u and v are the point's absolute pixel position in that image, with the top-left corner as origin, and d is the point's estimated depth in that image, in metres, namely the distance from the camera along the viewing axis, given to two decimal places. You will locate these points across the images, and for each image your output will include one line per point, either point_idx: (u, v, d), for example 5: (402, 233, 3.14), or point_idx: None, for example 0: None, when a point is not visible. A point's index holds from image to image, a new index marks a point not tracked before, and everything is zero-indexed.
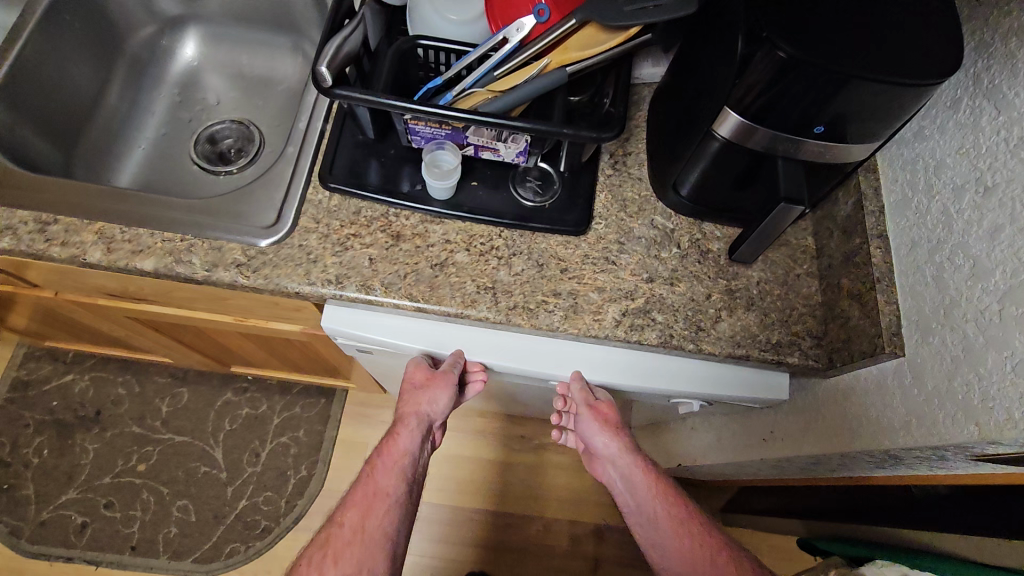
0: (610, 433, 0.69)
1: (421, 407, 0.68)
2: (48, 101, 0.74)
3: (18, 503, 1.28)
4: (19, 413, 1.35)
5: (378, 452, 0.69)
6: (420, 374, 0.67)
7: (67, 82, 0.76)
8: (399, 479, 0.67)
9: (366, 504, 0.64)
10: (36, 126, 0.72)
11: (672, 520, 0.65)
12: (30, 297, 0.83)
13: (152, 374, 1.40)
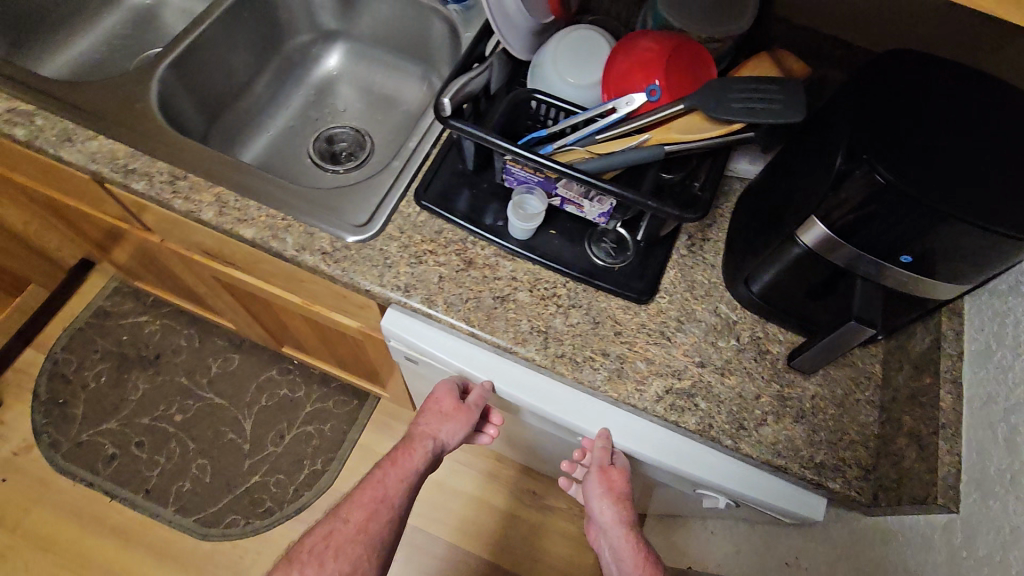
0: (613, 501, 0.65)
1: (442, 434, 0.69)
2: (208, 78, 0.84)
3: (65, 420, 1.37)
4: (92, 338, 1.47)
5: (386, 461, 0.71)
6: (449, 402, 0.69)
7: (227, 66, 0.87)
8: (403, 491, 0.69)
9: (372, 508, 0.67)
10: (192, 96, 0.82)
11: None
12: (139, 238, 0.93)
13: (213, 335, 1.50)
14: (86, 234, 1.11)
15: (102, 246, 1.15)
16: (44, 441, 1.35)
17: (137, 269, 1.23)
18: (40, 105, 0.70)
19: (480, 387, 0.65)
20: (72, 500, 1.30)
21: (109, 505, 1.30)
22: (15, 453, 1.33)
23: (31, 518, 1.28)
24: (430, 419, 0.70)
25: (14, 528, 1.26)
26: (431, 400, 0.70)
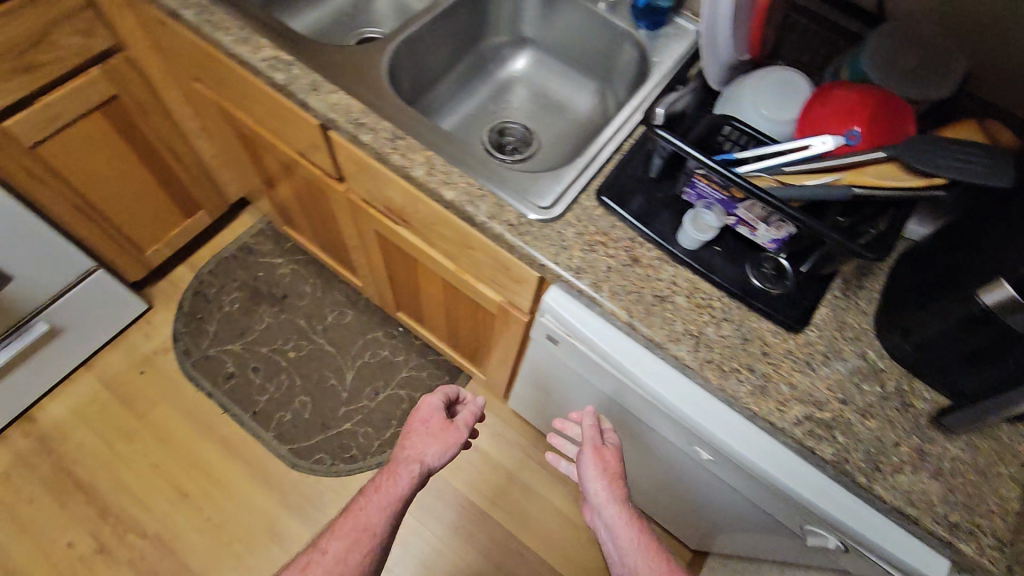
0: (611, 480, 0.79)
1: (427, 453, 0.82)
2: (421, 59, 0.95)
3: (198, 333, 1.54)
4: (234, 268, 1.65)
5: (374, 486, 0.81)
6: (438, 423, 0.85)
7: (437, 52, 0.98)
8: (386, 517, 0.78)
9: (354, 538, 0.76)
10: (406, 73, 0.94)
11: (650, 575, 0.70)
12: (321, 185, 1.05)
13: (335, 289, 1.64)
14: (270, 176, 1.27)
15: (279, 189, 1.30)
16: (178, 347, 1.52)
17: (297, 216, 1.38)
18: (298, 57, 0.82)
19: (473, 405, 0.88)
20: (190, 405, 1.45)
21: (219, 417, 1.44)
22: (153, 352, 1.51)
23: (155, 411, 1.44)
24: (415, 441, 0.83)
25: (140, 416, 1.43)
26: (422, 424, 0.86)
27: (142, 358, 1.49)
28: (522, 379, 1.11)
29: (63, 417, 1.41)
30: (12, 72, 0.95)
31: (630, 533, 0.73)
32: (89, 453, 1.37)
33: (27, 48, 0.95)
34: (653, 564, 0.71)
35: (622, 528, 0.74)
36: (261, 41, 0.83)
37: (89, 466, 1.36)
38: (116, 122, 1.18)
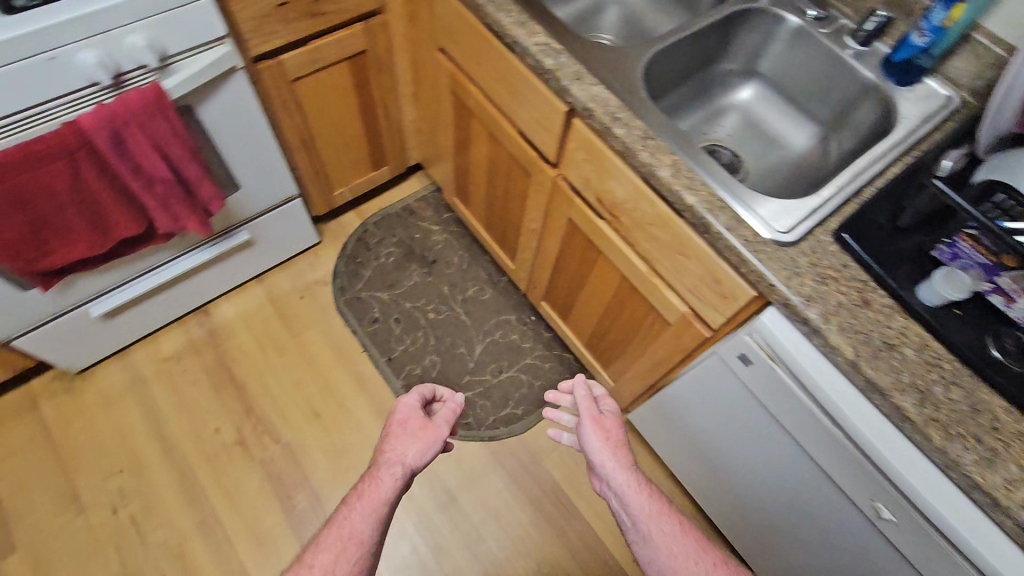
0: (614, 445, 0.86)
1: (410, 455, 0.80)
2: (664, 70, 1.00)
3: (354, 275, 1.68)
4: (395, 225, 1.77)
5: (355, 496, 0.78)
6: (417, 422, 0.84)
7: (677, 66, 1.02)
8: (371, 523, 0.75)
9: (340, 548, 0.73)
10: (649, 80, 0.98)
11: (664, 532, 0.78)
12: (529, 166, 1.12)
13: (480, 266, 1.73)
14: (468, 149, 1.36)
15: (470, 162, 1.39)
16: (335, 283, 1.66)
17: (475, 191, 1.48)
18: (566, 47, 0.89)
19: (451, 408, 0.88)
20: (336, 337, 1.58)
21: (358, 355, 1.56)
22: (314, 282, 1.66)
23: (306, 334, 1.58)
24: (397, 442, 0.82)
25: (293, 335, 1.57)
26: (399, 424, 0.84)
27: (304, 285, 1.65)
28: (670, 388, 1.12)
29: (232, 318, 1.58)
30: (303, 16, 1.09)
31: (641, 496, 0.81)
32: (247, 356, 1.53)
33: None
34: (665, 522, 0.79)
35: (633, 492, 0.81)
36: (536, 27, 0.90)
37: (245, 367, 1.52)
38: (355, 74, 1.32)
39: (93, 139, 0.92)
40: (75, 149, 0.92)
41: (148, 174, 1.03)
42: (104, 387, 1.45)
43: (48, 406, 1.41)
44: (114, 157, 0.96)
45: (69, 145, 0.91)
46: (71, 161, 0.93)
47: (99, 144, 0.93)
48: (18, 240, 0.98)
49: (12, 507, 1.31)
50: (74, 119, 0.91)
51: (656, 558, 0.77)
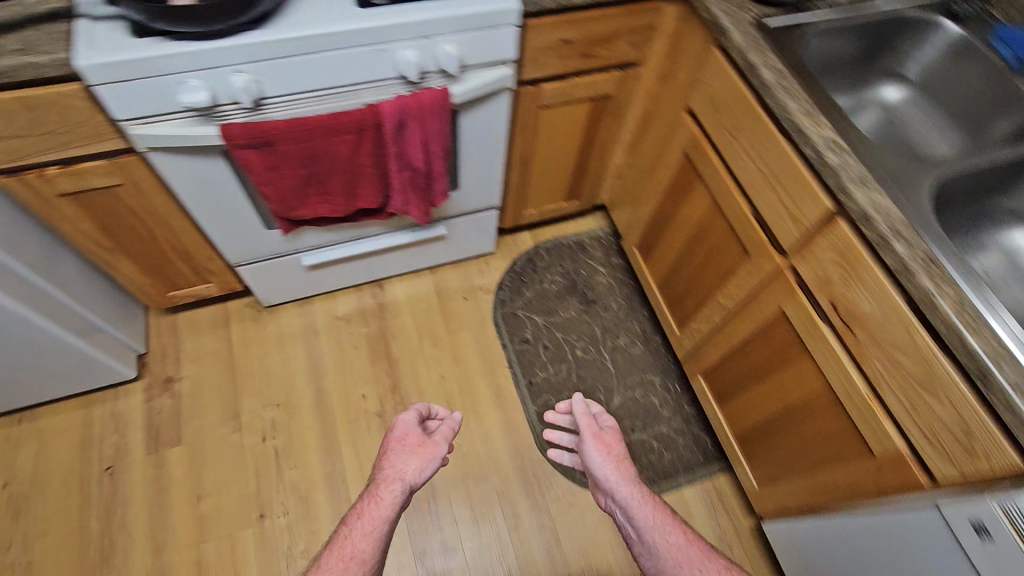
0: (614, 461, 0.92)
1: (408, 471, 0.88)
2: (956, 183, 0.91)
3: (516, 292, 1.73)
4: (565, 255, 1.81)
5: (357, 514, 0.84)
6: (413, 440, 0.93)
7: (966, 184, 0.93)
8: (372, 541, 0.80)
9: (342, 566, 0.77)
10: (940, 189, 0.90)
11: (671, 541, 0.83)
12: (750, 246, 1.10)
13: (636, 319, 1.71)
14: (674, 209, 1.36)
15: (670, 222, 1.40)
16: (497, 294, 1.72)
17: (662, 250, 1.47)
18: (853, 147, 0.86)
19: (446, 432, 0.95)
20: (486, 345, 1.64)
21: (502, 369, 1.61)
22: (479, 287, 1.73)
23: (460, 334, 1.65)
24: (397, 461, 0.88)
25: (449, 332, 1.65)
26: (398, 442, 0.92)
27: (470, 287, 1.73)
28: (830, 518, 1.03)
29: (401, 299, 1.69)
30: (576, 55, 1.16)
31: (647, 508, 0.86)
32: (405, 337, 1.63)
33: (597, 42, 1.15)
34: (670, 532, 0.84)
35: (636, 501, 0.87)
36: (824, 121, 0.89)
37: (401, 347, 1.62)
38: (592, 115, 1.37)
39: (383, 123, 1.03)
40: (365, 128, 1.03)
41: (407, 163, 1.13)
42: (283, 326, 1.61)
43: (236, 328, 1.59)
44: (390, 142, 1.07)
45: (363, 123, 1.03)
46: (359, 137, 1.05)
47: (384, 128, 1.04)
48: (291, 190, 1.12)
49: (187, 406, 1.48)
50: (375, 103, 1.03)
51: (662, 564, 0.82)
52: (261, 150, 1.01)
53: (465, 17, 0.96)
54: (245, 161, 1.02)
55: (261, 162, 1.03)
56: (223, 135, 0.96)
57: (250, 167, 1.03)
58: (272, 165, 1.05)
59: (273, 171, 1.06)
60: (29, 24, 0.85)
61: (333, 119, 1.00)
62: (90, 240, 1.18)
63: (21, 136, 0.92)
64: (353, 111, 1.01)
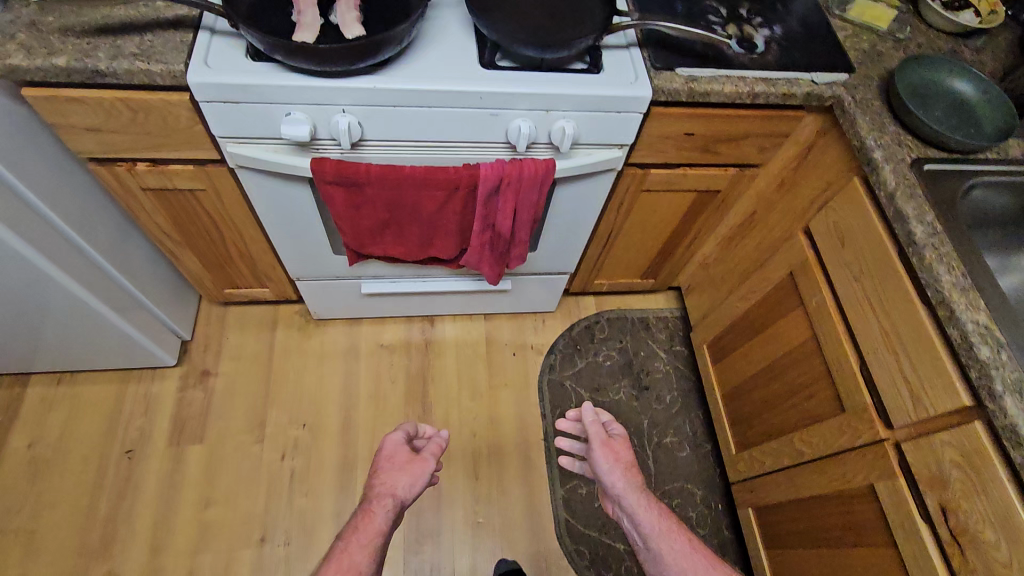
0: (620, 467, 1.00)
1: (398, 487, 0.92)
2: None
3: (568, 360, 1.64)
4: (627, 331, 1.70)
5: (352, 529, 0.86)
6: (402, 458, 0.97)
7: None
8: (369, 552, 0.84)
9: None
10: None
11: (673, 546, 0.90)
12: (849, 402, 0.97)
13: (689, 417, 1.59)
14: (762, 324, 1.24)
15: (753, 336, 1.28)
16: (548, 358, 1.63)
17: (737, 359, 1.35)
18: (1011, 342, 0.73)
19: (433, 450, 1.01)
20: (525, 410, 1.55)
21: (536, 440, 1.52)
22: (531, 345, 1.65)
23: (502, 392, 1.57)
24: (390, 478, 0.93)
25: (491, 387, 1.57)
26: (387, 461, 0.96)
27: (521, 343, 1.65)
28: None
29: (449, 340, 1.63)
30: (695, 148, 1.06)
31: (651, 514, 0.94)
32: (444, 382, 1.57)
33: (721, 139, 1.05)
34: (674, 539, 0.91)
35: (641, 505, 0.95)
36: (979, 302, 0.76)
37: (438, 392, 1.55)
38: (694, 205, 1.26)
39: (478, 186, 0.97)
40: (458, 188, 0.97)
41: (492, 224, 1.07)
42: (326, 342, 1.57)
43: (281, 334, 1.56)
44: (480, 205, 1.00)
45: (457, 184, 0.96)
46: (449, 195, 0.98)
47: (477, 191, 0.98)
48: (367, 229, 1.07)
49: (217, 404, 1.46)
50: (474, 164, 0.96)
51: (665, 569, 0.89)
52: (347, 189, 0.96)
53: (589, 96, 0.89)
54: (328, 196, 0.98)
55: (344, 199, 0.98)
56: (314, 169, 0.92)
57: (332, 201, 0.99)
58: (354, 204, 1.00)
59: (354, 209, 1.01)
60: (151, 28, 0.82)
61: (427, 173, 0.94)
62: (162, 233, 1.17)
63: (119, 134, 0.90)
64: (450, 169, 0.95)
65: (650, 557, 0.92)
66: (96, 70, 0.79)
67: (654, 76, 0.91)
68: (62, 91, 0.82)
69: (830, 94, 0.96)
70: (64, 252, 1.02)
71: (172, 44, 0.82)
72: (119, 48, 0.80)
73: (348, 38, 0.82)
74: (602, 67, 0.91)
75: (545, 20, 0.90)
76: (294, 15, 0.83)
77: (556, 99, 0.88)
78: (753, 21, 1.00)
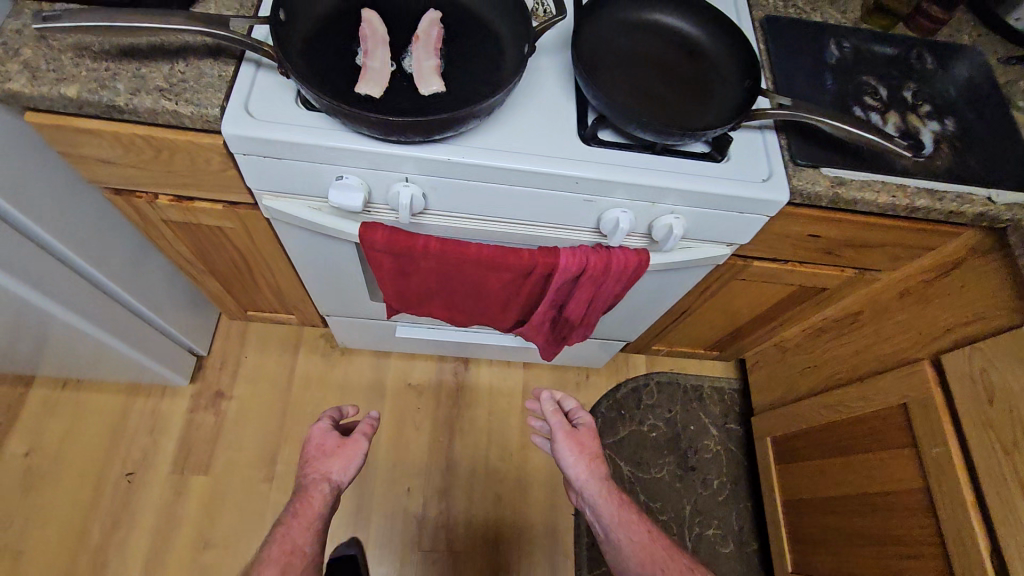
0: (582, 455, 0.94)
1: (334, 470, 0.86)
2: None
3: (610, 426, 1.48)
4: (676, 400, 1.53)
5: (290, 514, 0.81)
6: (332, 441, 0.89)
7: None
8: (311, 537, 0.80)
9: (284, 562, 0.76)
10: None
11: (630, 530, 0.89)
12: None
13: (735, 508, 1.43)
14: (851, 445, 1.08)
15: (837, 454, 1.11)
16: None
17: (810, 468, 1.19)
18: None
19: (367, 421, 0.93)
20: (556, 478, 1.41)
21: (565, 515, 1.38)
22: None
23: (534, 453, 1.43)
24: (327, 462, 0.87)
25: (522, 447, 1.43)
26: (316, 445, 0.89)
27: None
28: None
29: (482, 387, 1.48)
30: (816, 248, 0.88)
31: (611, 506, 0.91)
32: (472, 435, 1.43)
33: (852, 243, 0.86)
34: (633, 529, 0.89)
35: (604, 498, 0.91)
36: None
37: (465, 445, 1.42)
38: (791, 297, 1.08)
39: (553, 275, 0.81)
40: (529, 274, 0.81)
41: (560, 308, 0.91)
42: (350, 374, 1.44)
43: (303, 359, 1.43)
44: (552, 292, 0.84)
45: (529, 271, 0.80)
46: (517, 280, 0.82)
47: (552, 280, 0.82)
48: (414, 299, 0.92)
49: (228, 432, 1.34)
50: (554, 248, 0.80)
51: (623, 558, 0.88)
52: (397, 263, 0.81)
53: (709, 194, 0.71)
54: (374, 265, 0.82)
55: (391, 271, 0.83)
56: (362, 238, 0.76)
57: (377, 271, 0.83)
58: (402, 276, 0.84)
59: (401, 281, 0.86)
60: (184, 55, 0.67)
61: (496, 256, 0.78)
62: (183, 259, 1.03)
63: (139, 168, 0.75)
64: (524, 253, 0.79)
65: (612, 547, 0.90)
66: (113, 104, 0.64)
67: (792, 173, 0.73)
68: (72, 119, 0.67)
69: (1008, 217, 0.76)
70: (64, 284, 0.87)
71: (208, 79, 0.66)
72: (143, 79, 0.65)
73: (423, 96, 0.66)
74: (727, 154, 0.74)
75: (665, 90, 0.72)
76: (360, 58, 0.67)
77: (668, 193, 0.72)
78: (921, 108, 0.80)
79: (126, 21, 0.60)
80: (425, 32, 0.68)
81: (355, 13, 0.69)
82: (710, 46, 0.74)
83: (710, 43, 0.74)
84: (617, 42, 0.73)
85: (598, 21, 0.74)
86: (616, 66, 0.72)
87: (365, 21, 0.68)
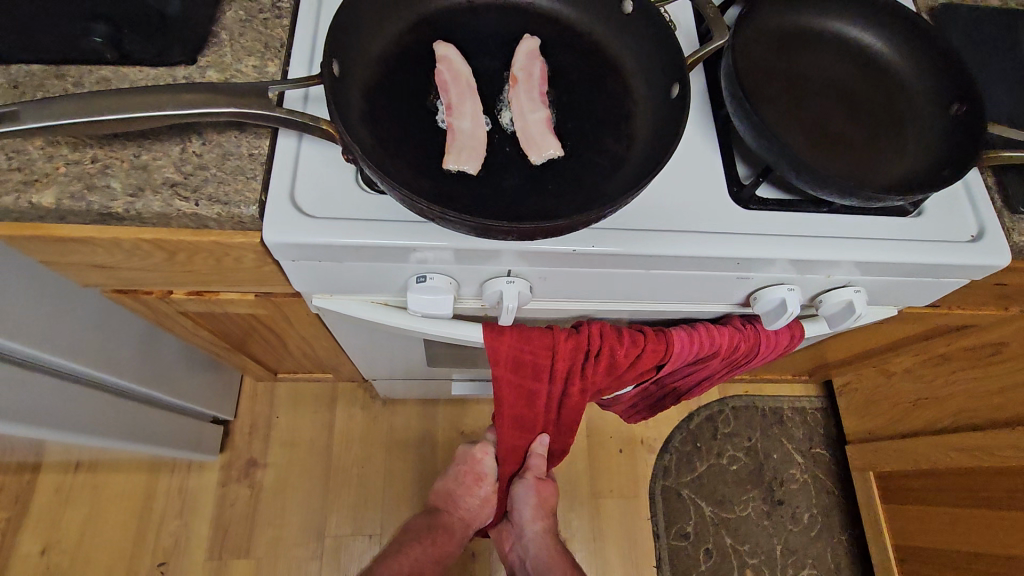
0: (531, 511, 0.87)
1: (465, 495, 0.91)
2: None
3: (686, 463, 1.31)
4: (755, 428, 1.36)
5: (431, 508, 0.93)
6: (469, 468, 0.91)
7: None
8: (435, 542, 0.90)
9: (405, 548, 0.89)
10: None
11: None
12: None
13: (829, 545, 1.29)
14: (1002, 500, 0.90)
15: (979, 505, 0.94)
16: (662, 458, 1.31)
17: (936, 514, 1.03)
18: None
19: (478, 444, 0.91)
20: (634, 525, 1.26)
21: (648, 569, 1.23)
22: (642, 439, 1.32)
23: (607, 499, 1.27)
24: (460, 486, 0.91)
25: (593, 494, 1.28)
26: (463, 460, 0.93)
27: (629, 436, 1.32)
28: None
29: None
30: (994, 293, 0.69)
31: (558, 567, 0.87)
32: None
33: None
34: None
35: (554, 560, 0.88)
36: None
37: None
38: (925, 338, 0.90)
39: (666, 364, 0.64)
40: (630, 366, 0.62)
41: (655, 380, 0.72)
42: (396, 424, 1.24)
43: (342, 414, 1.24)
44: (661, 376, 0.67)
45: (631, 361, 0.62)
46: (619, 377, 0.63)
47: (660, 366, 0.65)
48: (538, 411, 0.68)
49: (266, 505, 1.17)
50: (663, 329, 0.64)
51: None
52: (527, 382, 0.62)
53: (906, 264, 0.54)
54: (496, 386, 0.63)
55: (519, 392, 0.64)
56: (488, 347, 0.59)
57: (499, 392, 0.64)
58: (529, 402, 0.65)
59: (528, 399, 0.65)
60: (198, 128, 0.48)
61: (599, 347, 0.60)
62: (203, 341, 0.84)
63: (147, 271, 0.57)
64: (632, 338, 0.61)
65: None
66: (107, 213, 0.46)
67: (1010, 226, 0.56)
68: (51, 228, 0.49)
69: None
70: (46, 399, 0.69)
71: (235, 161, 0.48)
72: (146, 172, 0.47)
73: (535, 164, 0.48)
74: (921, 205, 0.56)
75: (846, 126, 0.53)
76: (441, 116, 0.48)
77: (847, 264, 0.54)
78: None
79: (111, 108, 0.41)
80: (525, 70, 0.50)
81: (427, 52, 0.51)
82: (891, 62, 0.56)
83: (890, 59, 0.56)
84: (778, 66, 0.54)
85: (746, 35, 0.54)
86: (778, 97, 0.53)
87: (442, 61, 0.49)
